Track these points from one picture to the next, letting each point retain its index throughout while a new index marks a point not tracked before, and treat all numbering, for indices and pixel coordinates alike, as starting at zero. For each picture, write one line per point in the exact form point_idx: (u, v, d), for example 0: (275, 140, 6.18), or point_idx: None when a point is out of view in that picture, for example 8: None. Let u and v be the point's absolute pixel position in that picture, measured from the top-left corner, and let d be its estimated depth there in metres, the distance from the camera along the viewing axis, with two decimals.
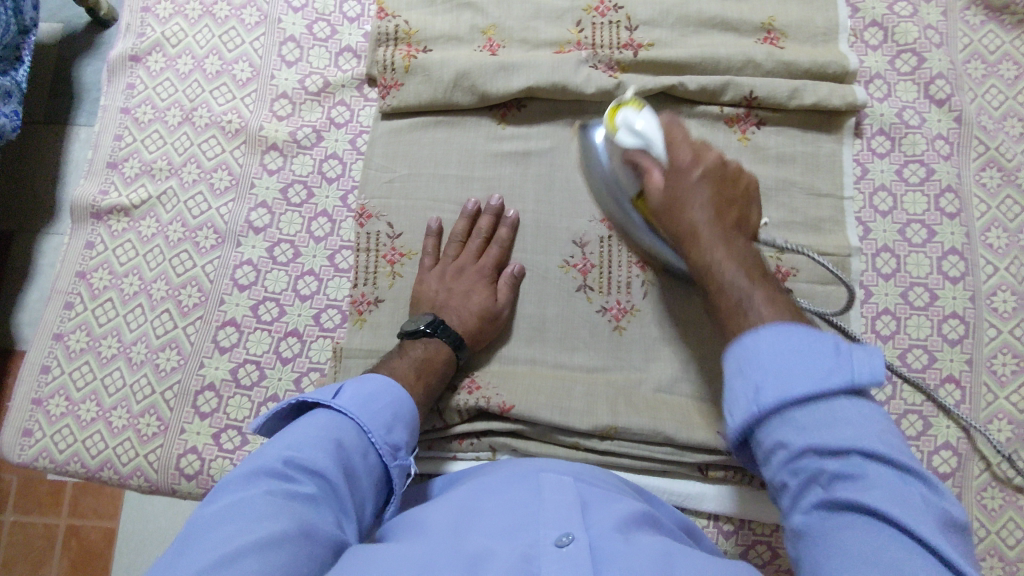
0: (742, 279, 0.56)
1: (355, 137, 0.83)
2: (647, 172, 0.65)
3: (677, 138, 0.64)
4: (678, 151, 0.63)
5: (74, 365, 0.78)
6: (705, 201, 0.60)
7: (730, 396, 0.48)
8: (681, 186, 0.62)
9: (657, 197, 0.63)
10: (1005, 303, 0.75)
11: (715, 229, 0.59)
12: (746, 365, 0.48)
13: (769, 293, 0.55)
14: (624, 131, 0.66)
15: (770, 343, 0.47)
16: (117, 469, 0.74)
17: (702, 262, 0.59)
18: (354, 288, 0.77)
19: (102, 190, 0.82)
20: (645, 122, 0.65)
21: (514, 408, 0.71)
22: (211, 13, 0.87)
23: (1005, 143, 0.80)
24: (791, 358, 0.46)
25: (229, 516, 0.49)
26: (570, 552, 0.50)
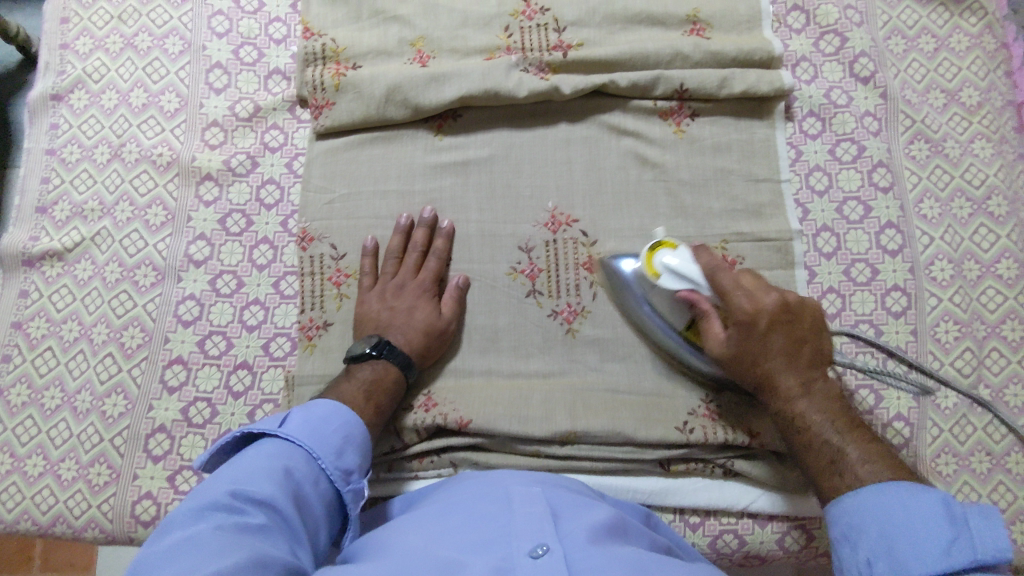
0: (826, 424, 0.60)
1: (291, 160, 0.82)
2: (707, 318, 0.66)
3: (728, 287, 0.64)
4: (737, 302, 0.63)
5: (16, 420, 0.75)
6: (777, 356, 0.63)
7: (842, 558, 0.55)
8: (751, 344, 0.63)
9: (723, 353, 0.64)
10: (943, 271, 0.77)
11: (790, 378, 0.62)
12: (860, 530, 0.54)
13: (855, 433, 0.59)
14: (667, 276, 0.68)
15: (881, 514, 0.53)
16: (70, 523, 0.72)
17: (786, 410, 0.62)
18: (301, 314, 0.76)
19: (32, 236, 0.79)
20: (685, 266, 0.67)
21: (471, 423, 0.70)
22: (133, 44, 0.85)
23: (930, 115, 0.82)
24: (891, 520, 0.52)
25: (176, 556, 0.47)
26: (544, 564, 0.51)
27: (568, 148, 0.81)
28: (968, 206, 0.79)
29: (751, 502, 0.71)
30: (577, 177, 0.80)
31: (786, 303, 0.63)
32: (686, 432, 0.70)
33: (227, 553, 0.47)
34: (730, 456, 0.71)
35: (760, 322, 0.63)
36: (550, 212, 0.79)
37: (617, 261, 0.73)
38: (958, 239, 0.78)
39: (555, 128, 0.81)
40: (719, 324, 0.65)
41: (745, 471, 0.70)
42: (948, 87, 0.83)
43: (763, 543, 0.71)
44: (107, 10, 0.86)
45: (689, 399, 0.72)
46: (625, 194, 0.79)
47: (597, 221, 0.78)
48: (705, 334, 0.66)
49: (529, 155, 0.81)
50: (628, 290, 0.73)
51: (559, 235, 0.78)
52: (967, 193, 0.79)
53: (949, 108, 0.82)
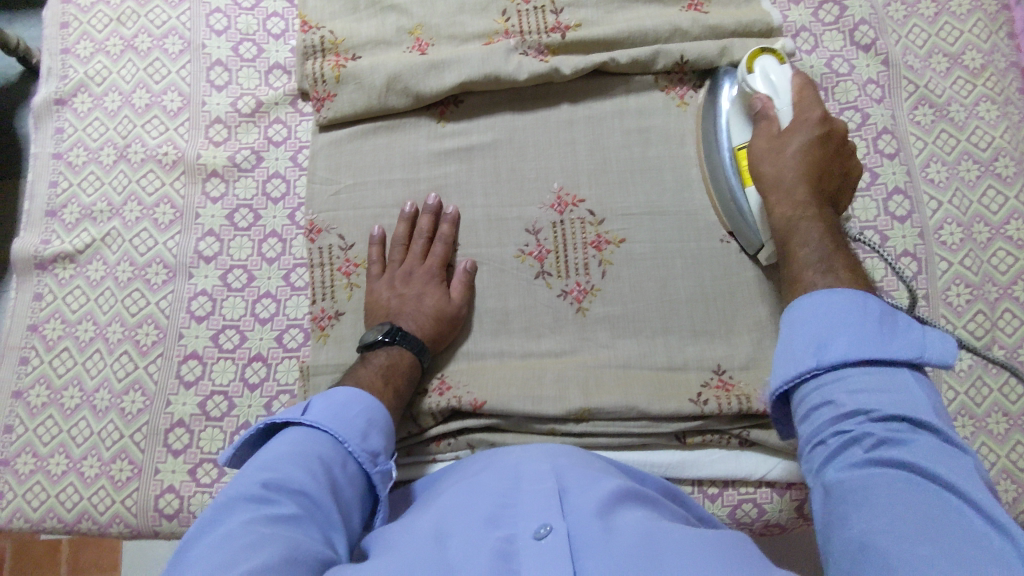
0: (817, 236, 0.61)
1: (295, 154, 0.82)
2: (763, 122, 0.71)
3: (804, 100, 0.69)
4: (806, 111, 0.68)
5: (37, 421, 0.75)
6: (805, 156, 0.65)
7: (787, 349, 0.53)
8: (790, 143, 0.67)
9: (760, 145, 0.69)
10: (952, 235, 0.77)
11: (805, 190, 0.64)
12: (817, 321, 0.52)
13: (838, 254, 0.59)
14: (758, 77, 0.72)
15: (836, 311, 0.52)
16: (95, 519, 0.72)
17: (787, 209, 0.64)
18: (312, 305, 0.77)
19: (43, 240, 0.80)
20: (777, 78, 0.71)
21: (486, 404, 0.71)
22: (133, 46, 0.86)
23: (933, 79, 0.82)
24: (850, 319, 0.51)
25: (212, 549, 0.47)
26: (547, 544, 0.51)
27: (571, 128, 0.81)
28: (976, 168, 0.79)
29: (769, 471, 0.71)
30: (581, 157, 0.80)
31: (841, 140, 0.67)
32: (701, 404, 0.70)
33: (258, 544, 0.47)
34: (745, 426, 0.71)
35: (812, 129, 0.66)
36: (555, 193, 0.79)
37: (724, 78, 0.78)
38: (966, 201, 0.78)
39: (557, 109, 0.81)
40: (776, 126, 0.69)
41: (761, 441, 0.70)
42: (950, 51, 0.82)
43: (783, 511, 0.71)
44: (106, 12, 0.87)
45: (702, 371, 0.73)
46: (629, 172, 0.79)
47: (602, 199, 0.78)
48: (757, 132, 0.71)
49: (532, 137, 0.81)
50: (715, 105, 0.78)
51: (566, 216, 0.78)
52: (973, 155, 0.79)
53: (953, 71, 0.82)
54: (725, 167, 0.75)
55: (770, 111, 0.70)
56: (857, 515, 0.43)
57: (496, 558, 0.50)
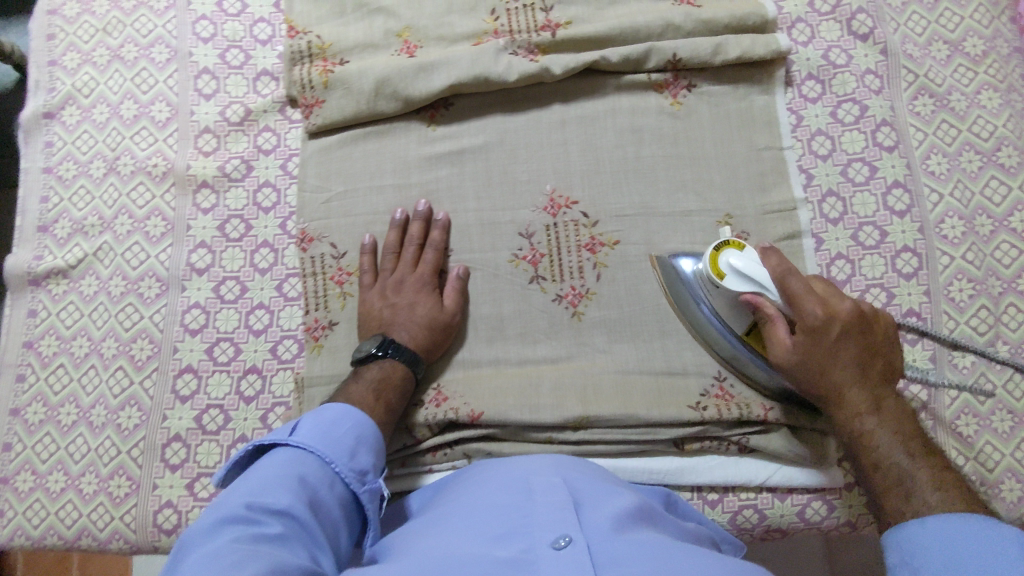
0: (893, 444, 0.59)
1: (285, 162, 0.81)
2: (773, 323, 0.66)
3: (798, 292, 0.64)
4: (810, 310, 0.63)
5: (35, 438, 0.75)
6: (847, 365, 0.63)
7: (889, 557, 0.53)
8: (819, 355, 0.63)
9: (788, 360, 0.64)
10: (954, 229, 0.75)
11: (861, 393, 0.62)
12: (923, 537, 0.51)
13: (914, 444, 0.59)
14: (732, 279, 0.67)
15: (934, 539, 0.50)
16: (95, 535, 0.73)
17: (852, 426, 0.62)
18: (306, 315, 0.76)
19: (36, 256, 0.80)
20: (752, 268, 0.66)
21: (482, 414, 0.70)
22: (120, 56, 0.85)
23: (933, 68, 0.80)
24: (955, 546, 0.49)
25: (198, 570, 0.47)
26: (567, 554, 0.50)
27: (564, 129, 0.79)
28: (977, 159, 0.77)
29: (769, 477, 0.70)
30: (574, 158, 0.78)
31: (860, 315, 0.64)
32: (700, 411, 0.70)
33: (244, 562, 0.46)
34: (745, 432, 0.70)
35: (834, 331, 0.63)
36: (548, 196, 0.77)
37: (677, 260, 0.73)
38: (968, 194, 0.76)
39: (550, 110, 0.80)
40: (785, 331, 0.65)
41: (761, 446, 0.69)
42: (951, 38, 0.80)
43: (784, 516, 0.70)
44: (91, 22, 0.86)
45: (701, 377, 0.72)
46: (623, 173, 0.78)
47: (597, 202, 0.77)
48: (770, 338, 0.66)
49: (525, 139, 0.79)
50: (689, 290, 0.72)
51: (560, 219, 0.77)
52: (975, 146, 0.77)
53: (953, 59, 0.80)
54: (742, 356, 0.70)
55: (771, 314, 0.66)
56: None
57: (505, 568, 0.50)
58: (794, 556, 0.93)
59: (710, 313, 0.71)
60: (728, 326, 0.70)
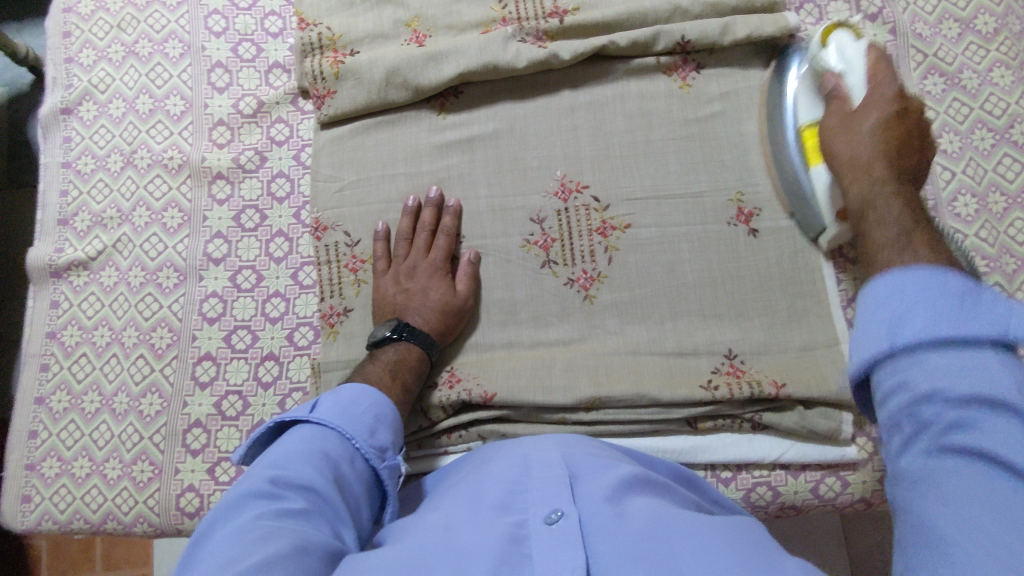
0: (902, 212, 0.50)
1: (298, 152, 0.83)
2: (839, 100, 0.65)
3: (882, 72, 0.63)
4: (876, 89, 0.62)
5: (60, 425, 0.77)
6: (875, 139, 0.58)
7: (857, 330, 0.41)
8: (860, 130, 0.60)
9: (833, 123, 0.64)
10: (967, 207, 0.75)
11: (886, 164, 0.56)
12: (885, 299, 0.40)
13: (921, 226, 0.48)
14: (831, 52, 0.67)
15: (894, 295, 0.39)
16: (120, 519, 0.74)
17: (863, 192, 0.55)
18: (321, 302, 0.77)
19: (57, 248, 0.81)
20: (849, 50, 0.66)
21: (496, 396, 0.71)
22: (134, 52, 0.86)
23: (944, 46, 0.79)
24: (913, 299, 0.38)
25: (224, 544, 0.48)
26: (559, 529, 0.51)
27: (573, 115, 0.80)
28: (990, 136, 0.76)
29: (782, 454, 0.70)
30: (583, 143, 0.79)
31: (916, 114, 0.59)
32: (712, 390, 0.70)
33: (269, 538, 0.47)
34: (757, 410, 0.70)
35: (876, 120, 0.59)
36: (559, 181, 0.78)
37: (793, 61, 0.76)
38: (981, 171, 0.76)
39: (559, 95, 0.81)
40: (851, 105, 0.64)
41: (773, 424, 0.70)
42: (962, 16, 0.80)
43: (798, 493, 0.70)
44: (106, 19, 0.87)
45: (713, 356, 0.72)
46: (633, 157, 0.78)
47: (607, 185, 0.77)
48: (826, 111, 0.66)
49: (534, 124, 0.80)
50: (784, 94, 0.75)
51: (570, 203, 0.77)
52: (988, 123, 0.77)
53: (964, 37, 0.79)
54: (791, 149, 0.73)
55: (838, 90, 0.65)
56: (922, 499, 0.34)
57: (504, 540, 0.50)
58: (809, 539, 0.93)
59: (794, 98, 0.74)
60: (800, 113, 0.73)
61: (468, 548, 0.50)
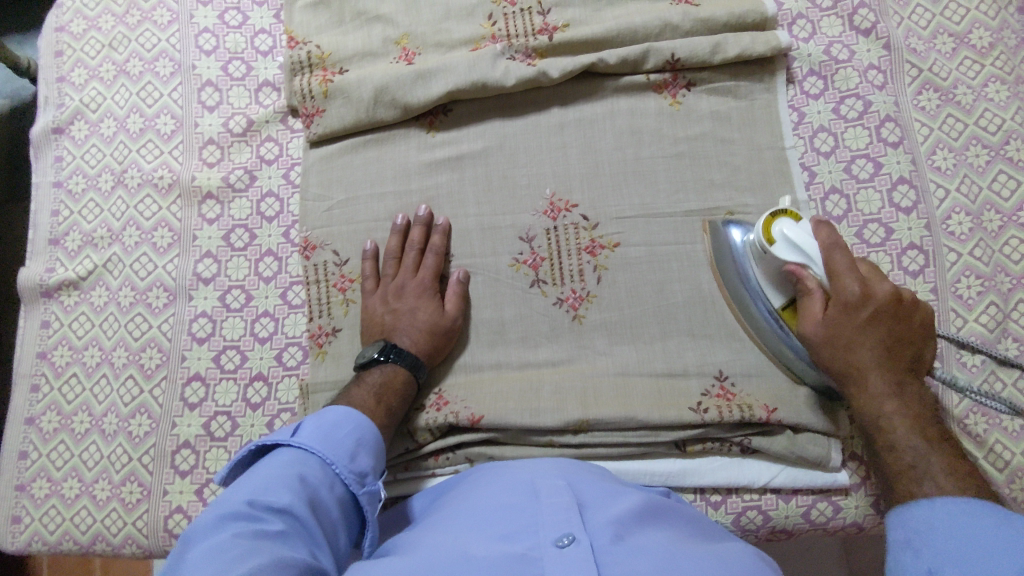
0: (909, 433, 0.60)
1: (287, 171, 0.82)
2: (809, 298, 0.66)
3: (840, 268, 0.64)
4: (851, 288, 0.64)
5: (49, 446, 0.77)
6: (874, 347, 0.63)
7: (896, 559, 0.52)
8: (851, 333, 0.63)
9: (814, 332, 0.65)
10: (961, 225, 0.74)
11: (882, 379, 0.62)
12: (916, 524, 0.53)
13: (931, 441, 0.59)
14: (781, 246, 0.67)
15: (926, 522, 0.52)
16: (109, 540, 0.74)
17: (872, 412, 0.62)
18: (309, 322, 0.77)
19: (48, 268, 0.81)
20: (802, 239, 0.66)
21: (483, 419, 0.70)
22: (125, 71, 0.86)
23: (938, 61, 0.78)
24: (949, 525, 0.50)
25: (200, 563, 0.48)
26: (570, 553, 0.50)
27: (563, 133, 0.79)
28: (985, 153, 0.75)
29: (772, 478, 0.69)
30: (573, 161, 0.78)
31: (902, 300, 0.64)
32: (701, 412, 0.69)
33: (246, 558, 0.47)
34: (747, 434, 0.69)
35: (867, 317, 0.63)
36: (548, 199, 0.78)
37: (729, 228, 0.74)
38: (975, 189, 0.74)
39: (549, 113, 0.80)
40: (819, 304, 0.66)
41: (764, 448, 0.69)
42: (956, 30, 0.79)
43: (789, 518, 0.69)
44: (98, 38, 0.88)
45: (703, 378, 0.71)
46: (623, 175, 0.77)
47: (596, 204, 0.77)
48: (803, 312, 0.67)
49: (523, 143, 0.80)
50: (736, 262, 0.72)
51: (560, 222, 0.77)
52: (983, 140, 0.76)
53: (959, 52, 0.78)
54: (775, 332, 0.70)
55: (809, 287, 0.66)
56: None
57: (513, 565, 0.50)
58: (803, 558, 0.92)
59: (752, 280, 0.71)
60: (768, 299, 0.70)
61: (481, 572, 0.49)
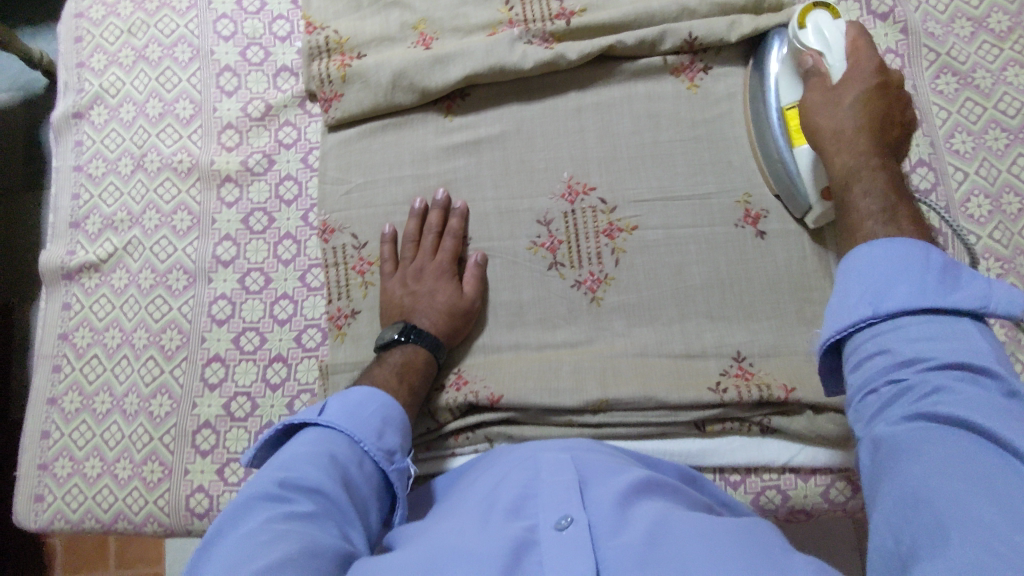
0: (875, 194, 0.54)
1: (306, 155, 0.83)
2: (817, 77, 0.65)
3: (861, 50, 0.63)
4: (862, 67, 0.61)
5: (71, 426, 0.78)
6: (862, 116, 0.59)
7: (844, 300, 0.48)
8: (847, 101, 0.60)
9: (814, 100, 0.63)
10: (980, 208, 0.74)
11: (862, 143, 0.58)
12: (875, 275, 0.47)
13: (899, 200, 0.54)
14: (810, 32, 0.67)
15: (885, 268, 0.47)
16: (131, 518, 0.75)
17: (845, 173, 0.58)
18: (329, 304, 0.78)
19: (69, 251, 0.82)
20: (833, 29, 0.65)
21: (503, 398, 0.71)
22: (144, 56, 0.87)
23: (957, 46, 0.78)
24: (912, 280, 0.46)
25: (234, 547, 0.49)
26: (568, 535, 0.50)
27: (580, 116, 0.80)
28: (1004, 136, 0.75)
29: (791, 457, 0.70)
30: (590, 145, 0.79)
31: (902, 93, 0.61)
32: (720, 393, 0.69)
33: (277, 541, 0.48)
34: (766, 413, 0.70)
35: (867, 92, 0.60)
36: (565, 182, 0.78)
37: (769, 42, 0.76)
38: (994, 172, 0.75)
39: (566, 97, 0.80)
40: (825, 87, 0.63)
41: (782, 427, 0.69)
42: (975, 15, 0.79)
43: (807, 497, 0.70)
44: (117, 24, 0.88)
45: (721, 359, 0.72)
46: (641, 158, 0.78)
47: (614, 186, 0.77)
48: (809, 88, 0.65)
49: (540, 126, 0.80)
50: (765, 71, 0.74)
51: (577, 205, 0.77)
52: (1001, 123, 0.76)
53: (977, 36, 0.79)
54: (775, 131, 0.72)
55: (820, 69, 0.65)
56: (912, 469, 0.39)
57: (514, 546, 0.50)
58: (817, 542, 0.93)
59: (771, 79, 0.74)
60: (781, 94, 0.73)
61: (477, 552, 0.49)
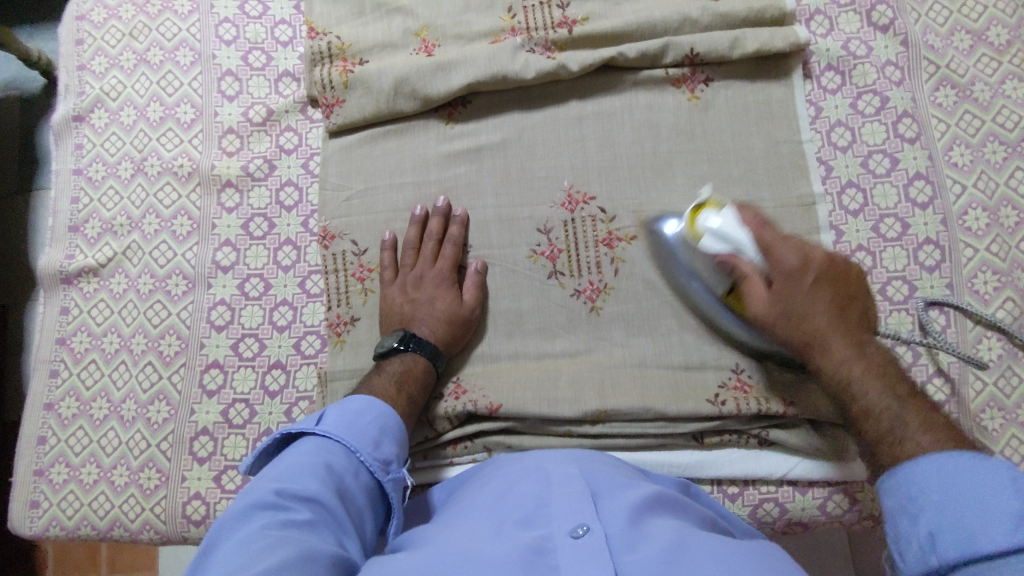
0: (879, 391, 0.58)
1: (306, 161, 0.83)
2: (747, 281, 0.65)
3: (773, 242, 0.64)
4: (786, 262, 0.63)
5: (68, 431, 0.78)
6: (823, 312, 0.62)
7: (902, 527, 0.50)
8: (797, 298, 0.63)
9: (766, 312, 0.64)
10: (977, 220, 0.74)
11: (842, 343, 0.61)
12: (926, 494, 0.49)
13: (908, 399, 0.57)
14: (710, 238, 0.67)
15: (929, 491, 0.49)
16: (127, 525, 0.75)
17: (837, 370, 0.60)
18: (328, 311, 0.78)
19: (67, 255, 0.82)
20: (729, 228, 0.65)
21: (502, 408, 0.71)
22: (146, 60, 0.87)
23: (956, 58, 0.79)
24: (962, 496, 0.47)
25: (230, 555, 0.48)
26: (584, 545, 0.50)
27: (581, 125, 0.80)
28: (1002, 149, 0.76)
29: (790, 469, 0.70)
30: (591, 154, 0.79)
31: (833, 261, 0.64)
32: (719, 404, 0.70)
33: (275, 547, 0.47)
34: (765, 426, 0.70)
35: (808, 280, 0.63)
36: (566, 191, 0.78)
37: (664, 221, 0.73)
38: (992, 185, 0.75)
39: (567, 106, 0.81)
40: (761, 287, 0.64)
41: (780, 440, 0.69)
42: (974, 27, 0.80)
43: (805, 510, 0.70)
44: (118, 27, 0.88)
45: (720, 371, 0.72)
46: (641, 168, 0.78)
47: (614, 196, 0.77)
48: (746, 296, 0.65)
49: (541, 135, 0.80)
50: (671, 254, 0.72)
51: (577, 214, 0.77)
52: (999, 136, 0.76)
53: (977, 49, 0.79)
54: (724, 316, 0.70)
55: (745, 271, 0.65)
56: None
57: (529, 554, 0.50)
58: (812, 552, 0.93)
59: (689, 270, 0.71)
60: (711, 288, 0.70)
61: (492, 560, 0.49)
